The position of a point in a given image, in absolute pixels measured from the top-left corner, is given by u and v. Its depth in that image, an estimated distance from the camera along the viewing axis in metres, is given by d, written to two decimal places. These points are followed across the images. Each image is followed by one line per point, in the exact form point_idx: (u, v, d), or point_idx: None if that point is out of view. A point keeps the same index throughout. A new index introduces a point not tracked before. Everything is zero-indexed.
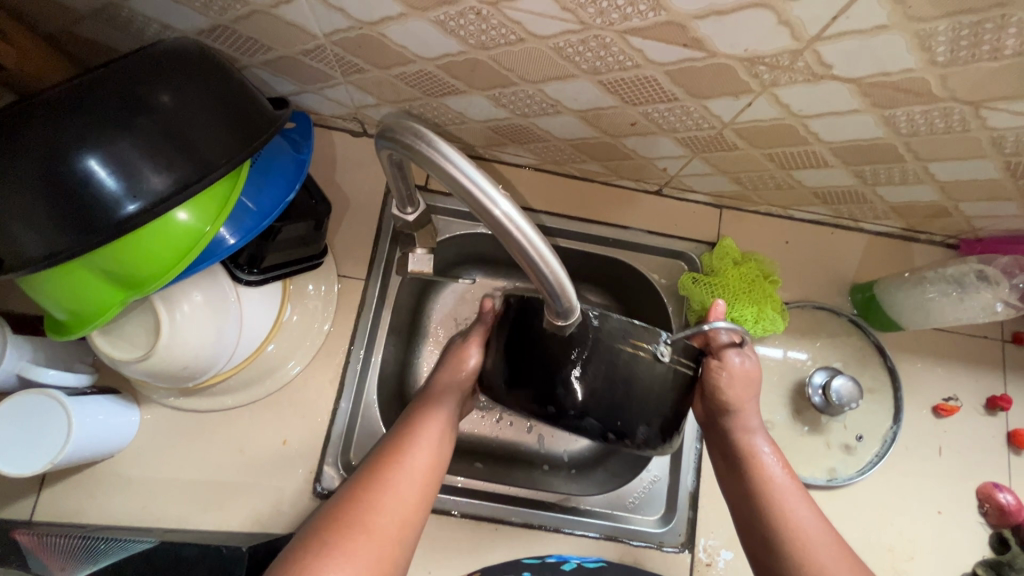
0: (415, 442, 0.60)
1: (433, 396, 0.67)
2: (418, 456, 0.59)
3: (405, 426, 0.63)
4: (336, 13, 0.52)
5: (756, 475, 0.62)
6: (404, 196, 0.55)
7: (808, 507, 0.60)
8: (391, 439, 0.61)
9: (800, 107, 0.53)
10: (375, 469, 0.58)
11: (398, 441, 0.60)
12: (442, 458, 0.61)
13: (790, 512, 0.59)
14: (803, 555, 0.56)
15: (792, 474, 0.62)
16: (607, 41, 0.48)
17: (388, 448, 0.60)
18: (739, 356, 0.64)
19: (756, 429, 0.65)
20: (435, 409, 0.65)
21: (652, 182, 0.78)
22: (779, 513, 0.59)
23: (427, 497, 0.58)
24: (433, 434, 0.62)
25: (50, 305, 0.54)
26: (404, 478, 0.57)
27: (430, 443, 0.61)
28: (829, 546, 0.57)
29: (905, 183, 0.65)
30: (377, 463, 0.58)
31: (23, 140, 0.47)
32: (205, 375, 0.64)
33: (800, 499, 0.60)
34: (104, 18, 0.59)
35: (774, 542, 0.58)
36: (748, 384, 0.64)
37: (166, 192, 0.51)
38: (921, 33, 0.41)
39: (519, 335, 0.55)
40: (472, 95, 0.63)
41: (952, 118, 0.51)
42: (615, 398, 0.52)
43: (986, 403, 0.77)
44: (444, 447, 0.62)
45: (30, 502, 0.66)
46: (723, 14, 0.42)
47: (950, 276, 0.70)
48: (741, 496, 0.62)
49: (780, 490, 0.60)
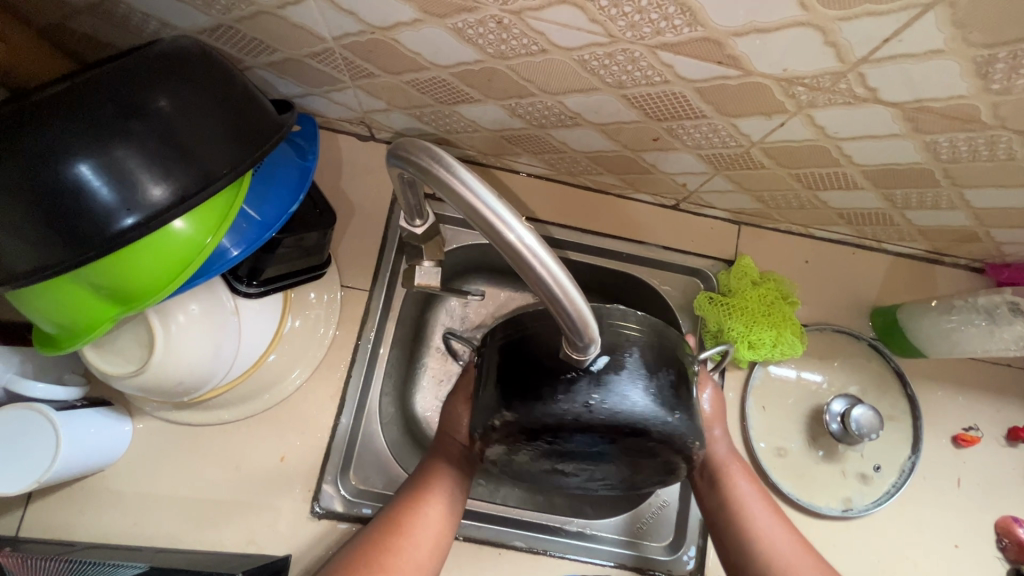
0: (425, 504, 0.59)
1: (442, 452, 0.62)
2: (426, 520, 0.58)
3: (410, 492, 0.60)
4: (346, 17, 0.49)
5: (725, 485, 0.62)
6: (412, 209, 0.53)
7: (772, 515, 0.60)
8: (396, 509, 0.58)
9: (836, 129, 0.50)
10: (378, 544, 0.55)
11: (404, 512, 0.58)
12: (450, 532, 0.59)
13: (756, 521, 0.60)
14: (775, 565, 0.57)
15: (757, 484, 0.63)
16: (636, 55, 0.45)
17: (393, 518, 0.57)
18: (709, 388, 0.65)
19: (720, 444, 0.64)
20: (444, 470, 0.61)
21: (670, 197, 0.75)
22: (747, 523, 0.60)
23: (444, 544, 0.58)
24: (440, 507, 0.59)
25: (39, 318, 0.51)
26: (417, 527, 0.57)
27: (434, 519, 0.58)
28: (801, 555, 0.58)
29: (937, 208, 0.63)
30: (381, 537, 0.56)
31: (10, 147, 0.44)
32: (201, 390, 0.61)
33: (762, 505, 0.61)
34: (100, 13, 0.56)
35: (744, 552, 0.58)
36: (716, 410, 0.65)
37: (163, 204, 0.48)
38: (979, 60, 0.38)
39: (524, 352, 0.46)
40: (486, 104, 0.60)
41: (997, 147, 0.48)
42: (679, 395, 0.46)
43: (1008, 434, 0.75)
44: (449, 522, 0.59)
45: (17, 516, 0.63)
46: (764, 32, 0.39)
47: (980, 306, 0.67)
48: (714, 507, 0.62)
49: (744, 498, 0.61)
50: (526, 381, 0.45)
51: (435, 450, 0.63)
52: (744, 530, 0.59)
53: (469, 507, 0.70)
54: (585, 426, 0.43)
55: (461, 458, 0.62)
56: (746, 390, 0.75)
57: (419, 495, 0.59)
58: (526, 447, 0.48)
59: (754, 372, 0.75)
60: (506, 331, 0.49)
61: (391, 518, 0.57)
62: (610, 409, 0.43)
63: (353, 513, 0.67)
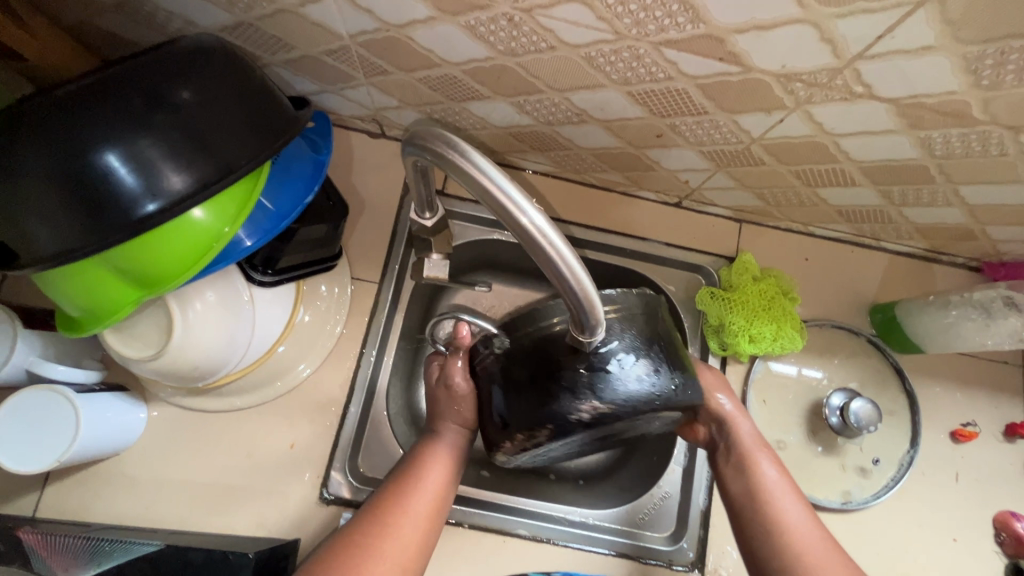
0: (408, 500, 0.57)
1: (436, 437, 0.63)
2: (409, 517, 0.56)
3: (393, 489, 0.58)
4: (363, 15, 0.52)
5: (753, 474, 0.61)
6: (423, 201, 0.56)
7: (803, 508, 0.59)
8: (388, 497, 0.57)
9: (834, 125, 0.52)
10: (368, 531, 0.54)
11: (388, 510, 0.56)
12: (436, 527, 0.58)
13: (786, 516, 0.58)
14: (800, 556, 0.55)
15: (787, 476, 0.61)
16: (641, 52, 0.47)
17: (377, 515, 0.56)
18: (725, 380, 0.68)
19: (747, 432, 0.64)
20: (435, 457, 0.61)
21: (673, 194, 0.77)
22: (776, 515, 0.58)
23: (432, 538, 0.57)
24: (432, 495, 0.58)
25: (63, 301, 0.53)
26: (405, 524, 0.56)
27: (421, 513, 0.57)
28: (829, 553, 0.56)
29: (933, 205, 0.64)
30: (372, 525, 0.55)
31: (43, 134, 0.46)
32: (215, 376, 0.63)
33: (792, 498, 0.60)
34: (127, 12, 0.59)
35: (768, 541, 0.57)
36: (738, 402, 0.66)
37: (184, 191, 0.50)
38: (969, 56, 0.40)
39: (559, 352, 0.49)
40: (495, 101, 0.62)
41: (989, 143, 0.50)
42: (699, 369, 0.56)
43: (1005, 430, 0.76)
44: (439, 513, 0.58)
45: (35, 497, 0.65)
46: (764, 29, 0.41)
47: (976, 301, 0.68)
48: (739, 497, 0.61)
49: (772, 487, 0.60)
50: (614, 369, 0.48)
51: (429, 437, 0.63)
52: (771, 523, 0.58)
53: (472, 497, 0.71)
54: (642, 412, 0.48)
55: (453, 444, 0.62)
56: (746, 383, 0.76)
57: (410, 482, 0.58)
58: (565, 441, 0.52)
59: (754, 366, 0.76)
60: (533, 324, 0.51)
61: (381, 506, 0.56)
62: (687, 389, 0.50)
63: (360, 500, 0.69)
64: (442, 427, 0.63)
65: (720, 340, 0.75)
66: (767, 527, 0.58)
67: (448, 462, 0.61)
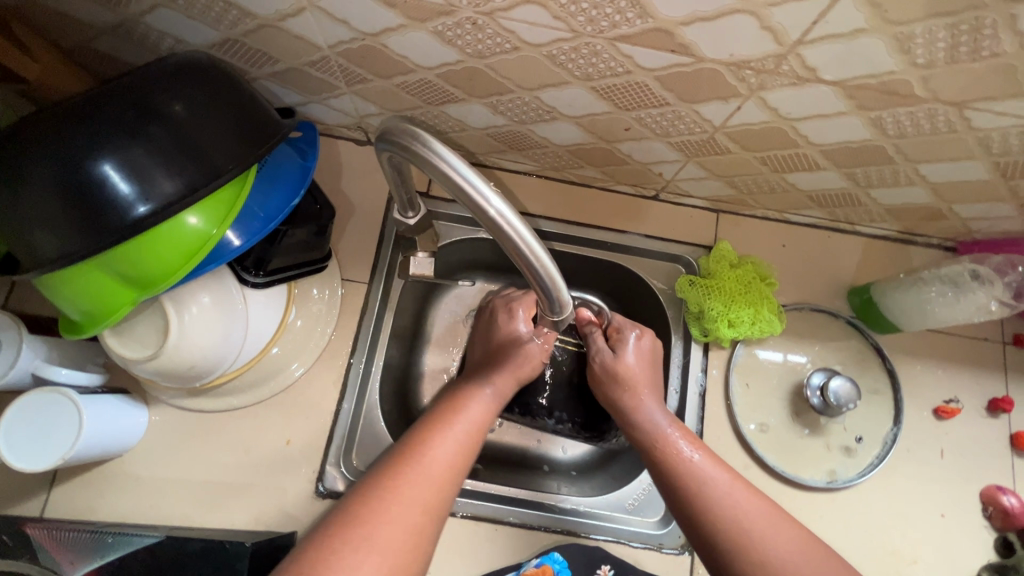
0: (436, 445, 0.58)
1: (473, 389, 0.67)
2: (436, 460, 0.57)
3: (420, 433, 0.59)
4: (339, 26, 0.55)
5: (676, 458, 0.61)
6: (404, 202, 0.60)
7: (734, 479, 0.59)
8: (415, 435, 0.59)
9: (788, 109, 0.54)
10: (396, 466, 0.55)
11: (414, 452, 0.57)
12: (462, 473, 0.58)
13: (714, 488, 0.58)
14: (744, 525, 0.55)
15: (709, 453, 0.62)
16: (598, 48, 0.50)
17: (403, 457, 0.56)
18: (631, 350, 0.71)
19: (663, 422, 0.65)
20: (468, 405, 0.64)
21: (649, 187, 0.80)
22: (708, 490, 0.58)
23: (454, 487, 0.57)
24: (461, 438, 0.60)
25: (67, 306, 0.56)
26: (430, 465, 0.56)
27: (447, 457, 0.57)
28: (772, 521, 0.56)
29: (897, 185, 0.66)
30: (396, 460, 0.56)
31: (42, 146, 0.49)
32: (211, 375, 0.65)
33: (716, 468, 0.60)
34: (121, 34, 0.62)
35: (707, 520, 0.56)
36: (646, 374, 0.70)
37: (176, 195, 0.53)
38: (900, 36, 0.43)
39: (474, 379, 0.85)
40: (470, 103, 0.65)
41: (937, 120, 0.52)
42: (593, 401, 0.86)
43: (988, 406, 0.77)
44: (464, 461, 0.59)
45: (42, 499, 0.67)
46: (707, 20, 0.44)
47: (945, 276, 0.70)
48: (660, 481, 0.61)
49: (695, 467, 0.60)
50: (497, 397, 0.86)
51: (466, 389, 0.67)
52: (699, 501, 0.58)
53: (467, 487, 0.74)
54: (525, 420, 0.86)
55: (489, 393, 0.67)
56: (730, 367, 0.78)
57: (438, 425, 0.60)
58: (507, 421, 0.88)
59: (736, 351, 0.78)
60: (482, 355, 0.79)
61: (410, 443, 0.58)
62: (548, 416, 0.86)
63: None
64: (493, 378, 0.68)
65: (702, 327, 0.77)
66: (696, 501, 0.58)
67: (483, 412, 0.64)
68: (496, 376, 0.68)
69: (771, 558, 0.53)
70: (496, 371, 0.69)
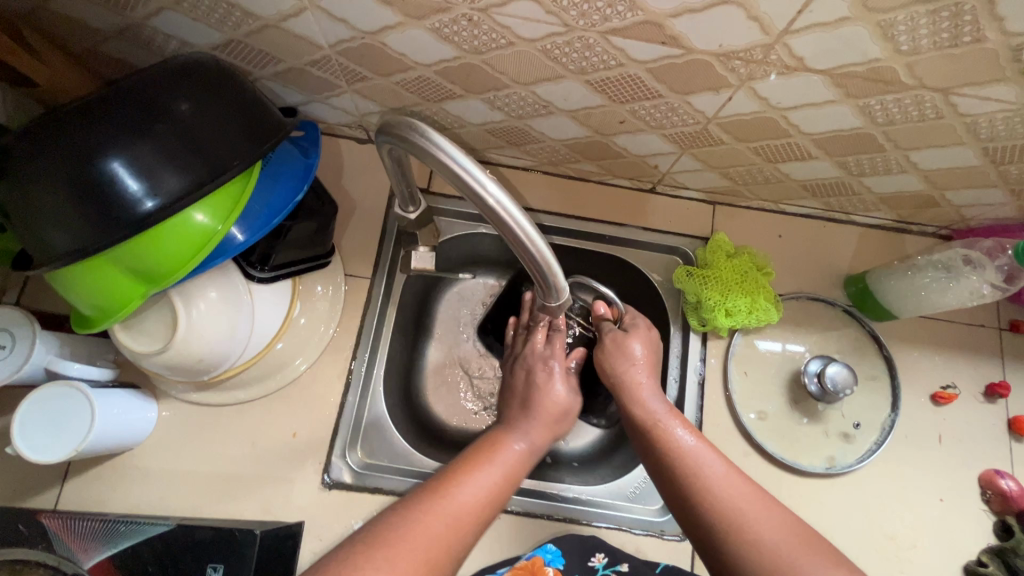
0: (465, 483, 0.55)
1: (509, 434, 0.64)
2: (464, 498, 0.53)
3: (449, 471, 0.57)
4: (339, 25, 0.57)
5: (672, 446, 0.61)
6: (405, 196, 0.62)
7: (728, 468, 0.58)
8: (445, 476, 0.56)
9: (778, 99, 0.56)
10: (420, 498, 0.53)
11: (441, 486, 0.54)
12: (489, 516, 0.55)
13: (705, 471, 0.57)
14: (737, 515, 0.53)
15: (703, 438, 0.62)
16: (590, 42, 0.52)
17: (428, 490, 0.54)
18: (642, 338, 0.72)
19: (669, 418, 0.63)
20: (504, 450, 0.61)
21: (646, 180, 0.81)
22: (699, 477, 0.57)
23: (479, 529, 0.53)
24: (495, 480, 0.57)
25: (79, 301, 0.58)
26: (456, 503, 0.53)
27: (475, 495, 0.54)
28: (762, 503, 0.54)
29: (889, 173, 0.67)
30: (419, 496, 0.53)
31: (54, 146, 0.51)
32: (219, 369, 0.67)
33: (711, 454, 0.59)
34: (128, 37, 0.64)
35: (701, 510, 0.55)
36: (648, 359, 0.70)
37: (182, 191, 0.54)
38: (883, 24, 0.44)
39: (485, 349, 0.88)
40: (468, 99, 0.66)
41: (925, 106, 0.54)
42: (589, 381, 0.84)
43: (986, 391, 0.78)
44: (493, 504, 0.55)
45: (55, 492, 0.69)
46: (695, 12, 0.46)
47: (937, 262, 0.71)
48: (656, 466, 0.61)
49: (692, 455, 0.59)
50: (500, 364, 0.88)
51: (501, 434, 0.65)
52: (693, 486, 0.57)
53: None
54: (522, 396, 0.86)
55: (523, 446, 0.63)
56: (728, 357, 0.79)
57: (472, 467, 0.57)
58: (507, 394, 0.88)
59: (734, 340, 0.79)
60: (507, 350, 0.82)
61: (438, 481, 0.55)
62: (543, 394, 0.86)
63: (360, 482, 0.72)
64: (528, 426, 0.65)
65: (700, 317, 0.78)
66: (691, 487, 0.57)
67: (517, 458, 0.61)
68: (534, 425, 0.66)
69: (762, 539, 0.51)
70: (534, 418, 0.66)
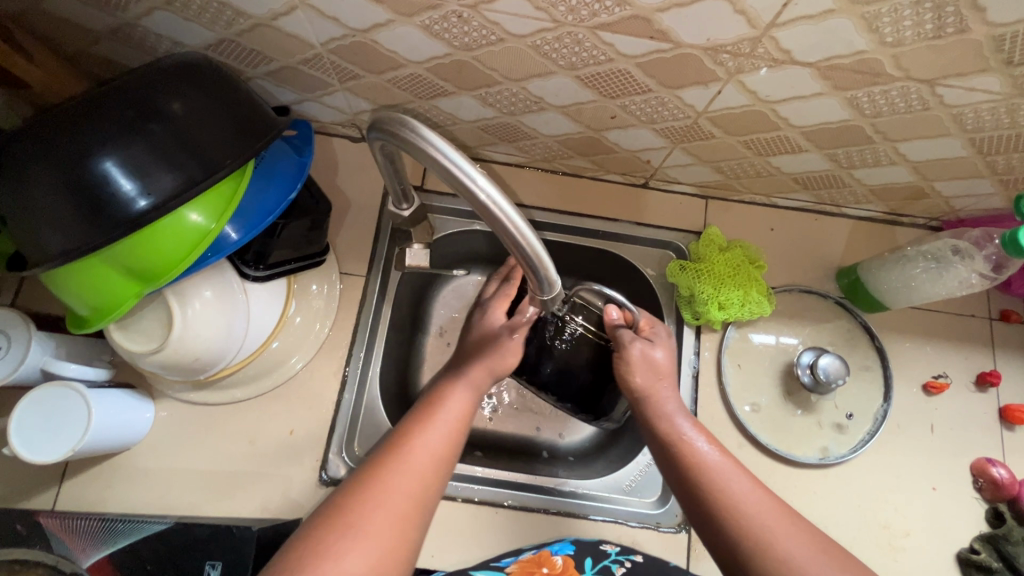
0: (417, 438, 0.58)
1: (454, 381, 0.66)
2: (420, 452, 0.56)
3: (402, 428, 0.59)
4: (330, 23, 0.57)
5: (697, 462, 0.61)
6: (398, 194, 0.62)
7: (755, 487, 0.59)
8: (397, 434, 0.58)
9: (766, 92, 0.56)
10: (382, 461, 0.55)
11: (397, 446, 0.57)
12: (449, 463, 0.58)
13: (732, 487, 0.58)
14: (766, 535, 0.54)
15: (725, 452, 0.62)
16: (579, 37, 0.52)
17: (388, 451, 0.56)
18: (663, 346, 0.71)
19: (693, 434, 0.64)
20: (449, 398, 0.64)
21: (638, 175, 0.81)
22: (727, 494, 0.58)
23: (441, 478, 0.57)
24: (445, 427, 0.60)
25: (74, 302, 0.58)
26: (414, 458, 0.56)
27: (429, 449, 0.57)
28: (791, 523, 0.55)
29: (879, 165, 0.68)
30: (380, 459, 0.55)
31: (47, 146, 0.51)
32: (214, 368, 0.67)
33: (737, 472, 0.60)
34: (119, 37, 0.64)
35: (729, 529, 0.56)
36: (669, 368, 0.70)
37: (176, 190, 0.55)
38: (867, 16, 0.45)
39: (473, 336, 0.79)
40: (460, 96, 0.67)
41: (911, 97, 0.54)
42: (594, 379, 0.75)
43: (977, 380, 0.78)
44: (449, 451, 0.59)
45: (53, 492, 0.69)
46: (683, 6, 0.46)
47: (927, 252, 0.71)
48: (680, 482, 0.61)
49: (717, 471, 0.60)
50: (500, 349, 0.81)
51: (446, 381, 0.67)
52: (721, 505, 0.57)
53: (471, 474, 0.76)
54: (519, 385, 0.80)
55: (466, 385, 0.66)
56: (722, 349, 0.79)
57: (422, 420, 0.60)
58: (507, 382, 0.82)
59: (727, 333, 0.80)
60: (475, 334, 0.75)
61: (394, 441, 0.58)
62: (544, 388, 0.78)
63: None
64: (470, 370, 0.67)
65: (694, 310, 0.78)
66: (717, 506, 0.57)
67: (463, 404, 0.64)
68: (474, 367, 0.68)
69: (792, 558, 0.52)
70: (473, 362, 0.68)
